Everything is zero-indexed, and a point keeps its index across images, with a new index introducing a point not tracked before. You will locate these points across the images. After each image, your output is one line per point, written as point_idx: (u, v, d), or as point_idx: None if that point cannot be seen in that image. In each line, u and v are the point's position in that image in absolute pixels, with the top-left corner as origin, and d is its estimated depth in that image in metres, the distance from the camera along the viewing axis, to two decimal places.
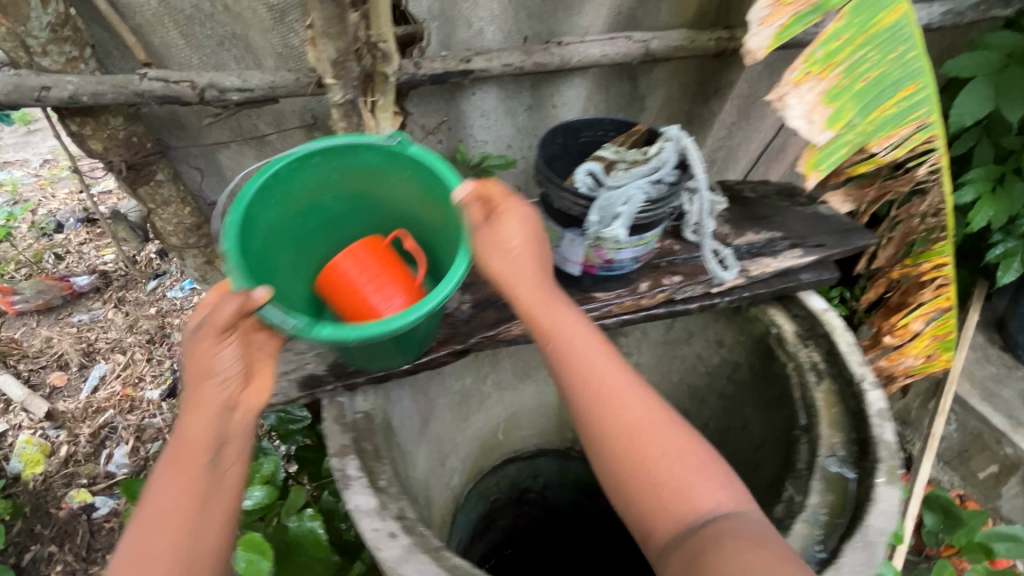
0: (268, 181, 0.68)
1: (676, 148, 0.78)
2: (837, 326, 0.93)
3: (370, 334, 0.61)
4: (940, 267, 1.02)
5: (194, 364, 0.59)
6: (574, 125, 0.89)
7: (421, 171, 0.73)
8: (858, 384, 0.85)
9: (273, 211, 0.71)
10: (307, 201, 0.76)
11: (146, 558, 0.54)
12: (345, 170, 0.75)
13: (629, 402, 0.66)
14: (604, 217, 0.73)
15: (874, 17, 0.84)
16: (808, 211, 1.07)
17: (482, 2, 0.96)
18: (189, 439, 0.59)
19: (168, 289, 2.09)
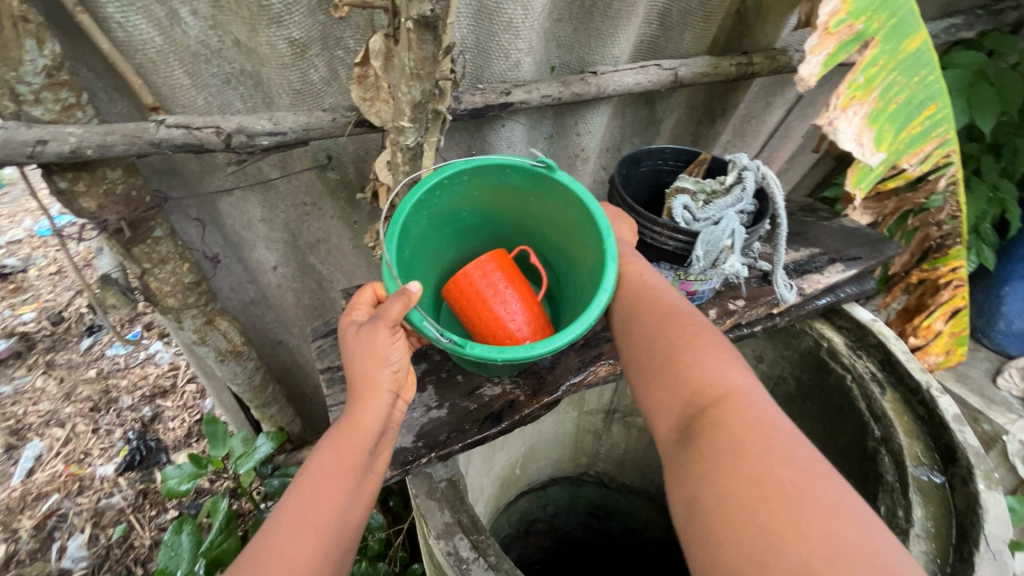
0: (424, 193, 0.69)
1: (756, 177, 0.78)
2: (889, 334, 0.96)
3: (522, 356, 0.59)
4: (956, 269, 1.10)
5: (369, 353, 0.61)
6: (636, 155, 0.88)
7: (563, 198, 0.72)
8: (926, 391, 0.87)
9: (423, 219, 0.72)
10: (451, 211, 0.77)
11: (304, 528, 0.53)
12: (488, 186, 0.76)
13: (659, 309, 0.67)
14: (710, 253, 0.75)
15: (902, 44, 0.88)
16: (835, 225, 1.12)
17: (523, 34, 0.91)
18: (354, 418, 0.60)
19: (107, 346, 1.87)
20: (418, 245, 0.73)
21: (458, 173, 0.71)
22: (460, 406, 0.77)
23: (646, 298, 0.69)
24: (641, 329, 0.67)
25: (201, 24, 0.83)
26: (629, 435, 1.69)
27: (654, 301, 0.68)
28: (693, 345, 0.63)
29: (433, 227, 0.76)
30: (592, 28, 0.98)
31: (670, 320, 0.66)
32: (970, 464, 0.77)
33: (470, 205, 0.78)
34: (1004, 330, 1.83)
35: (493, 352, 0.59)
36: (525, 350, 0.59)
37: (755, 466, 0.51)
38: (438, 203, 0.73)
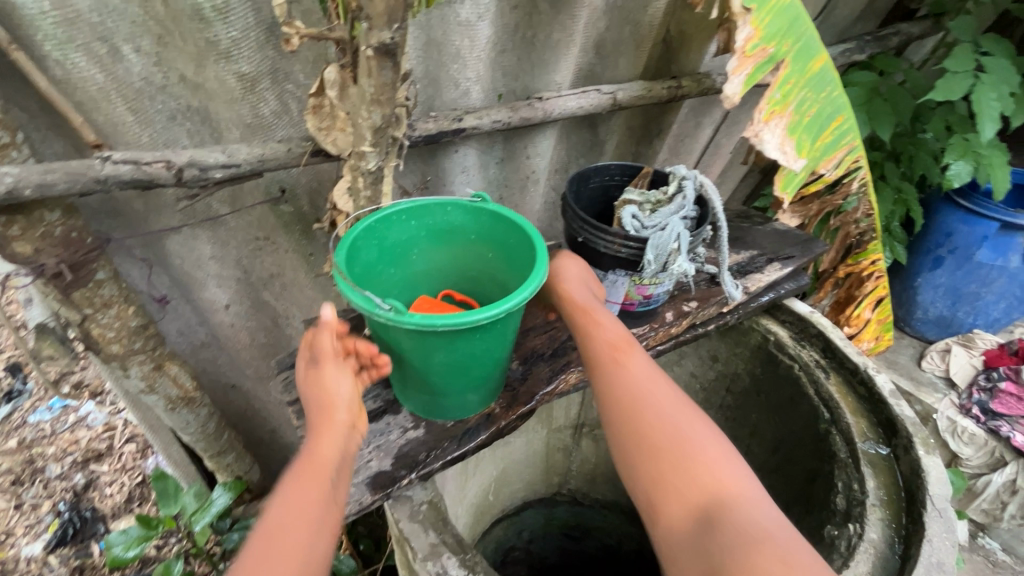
0: (375, 221, 0.70)
1: (695, 185, 0.85)
2: (826, 324, 1.05)
3: (464, 320, 0.58)
4: (875, 262, 1.20)
5: (318, 394, 0.63)
6: (586, 172, 0.93)
7: (498, 231, 0.74)
8: (864, 371, 0.95)
9: (372, 253, 0.72)
10: (396, 255, 0.76)
11: (272, 561, 0.50)
12: (432, 229, 0.77)
13: (660, 394, 0.69)
14: (659, 256, 0.79)
15: (807, 64, 1.00)
16: (768, 228, 1.21)
17: (470, 63, 0.97)
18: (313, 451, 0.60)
19: (29, 413, 1.71)
20: (366, 278, 0.72)
21: (404, 211, 0.73)
22: (437, 424, 0.76)
23: (647, 381, 0.71)
24: (640, 410, 0.68)
25: (145, 61, 0.82)
26: (598, 450, 1.70)
27: (650, 384, 0.70)
28: (690, 430, 0.66)
29: (383, 269, 0.75)
30: (534, 57, 1.04)
31: (664, 401, 0.68)
32: (909, 433, 0.85)
33: (417, 250, 0.78)
34: (922, 317, 2.02)
35: (426, 320, 0.58)
36: (472, 314, 0.59)
37: (786, 560, 0.53)
38: (386, 240, 0.73)
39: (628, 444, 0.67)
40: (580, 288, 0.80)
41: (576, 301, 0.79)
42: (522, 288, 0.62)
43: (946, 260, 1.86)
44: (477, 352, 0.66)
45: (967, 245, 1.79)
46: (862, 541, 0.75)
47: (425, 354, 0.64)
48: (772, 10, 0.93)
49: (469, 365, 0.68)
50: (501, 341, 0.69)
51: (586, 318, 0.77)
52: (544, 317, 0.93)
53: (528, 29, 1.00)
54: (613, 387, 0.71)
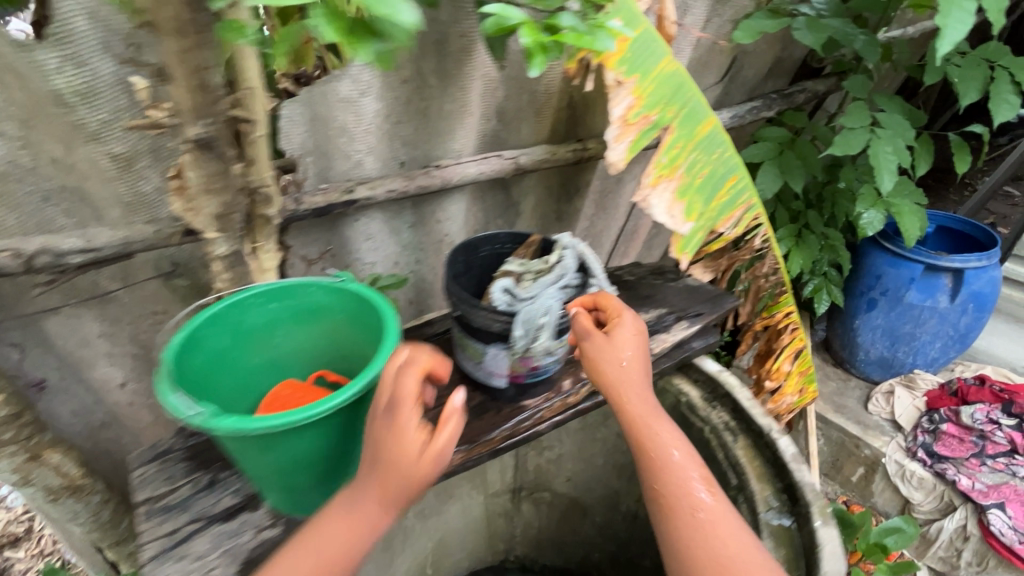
0: (223, 307, 0.67)
1: (575, 254, 0.85)
2: (734, 382, 1.03)
3: (284, 423, 0.55)
4: (789, 314, 1.20)
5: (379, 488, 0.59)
6: (474, 242, 0.91)
7: (361, 312, 0.71)
8: (768, 434, 0.93)
9: (224, 340, 0.68)
10: (256, 339, 0.72)
11: None
12: (297, 309, 0.73)
13: (726, 538, 0.64)
14: (529, 330, 0.77)
15: (694, 129, 1.02)
16: (681, 284, 1.21)
17: (358, 136, 0.97)
18: (340, 543, 0.59)
19: None
20: (215, 368, 0.68)
21: (260, 294, 0.69)
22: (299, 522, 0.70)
23: (710, 524, 0.65)
24: (705, 554, 0.63)
25: (9, 144, 0.79)
26: (540, 515, 1.62)
27: (718, 521, 0.65)
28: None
29: (240, 355, 0.71)
30: (430, 127, 1.05)
31: (730, 542, 0.64)
32: (808, 502, 0.82)
33: (283, 332, 0.75)
34: (865, 358, 2.02)
35: (239, 423, 0.53)
36: (297, 414, 0.56)
37: None
38: (241, 325, 0.70)
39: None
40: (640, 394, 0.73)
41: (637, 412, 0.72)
42: (358, 381, 0.60)
43: (879, 303, 1.88)
44: (316, 447, 0.62)
45: (897, 288, 1.82)
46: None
47: (255, 455, 0.60)
48: (653, 80, 0.96)
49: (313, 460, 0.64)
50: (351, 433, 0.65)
51: (648, 440, 0.71)
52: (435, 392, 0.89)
53: (420, 101, 1.01)
54: (676, 526, 0.66)
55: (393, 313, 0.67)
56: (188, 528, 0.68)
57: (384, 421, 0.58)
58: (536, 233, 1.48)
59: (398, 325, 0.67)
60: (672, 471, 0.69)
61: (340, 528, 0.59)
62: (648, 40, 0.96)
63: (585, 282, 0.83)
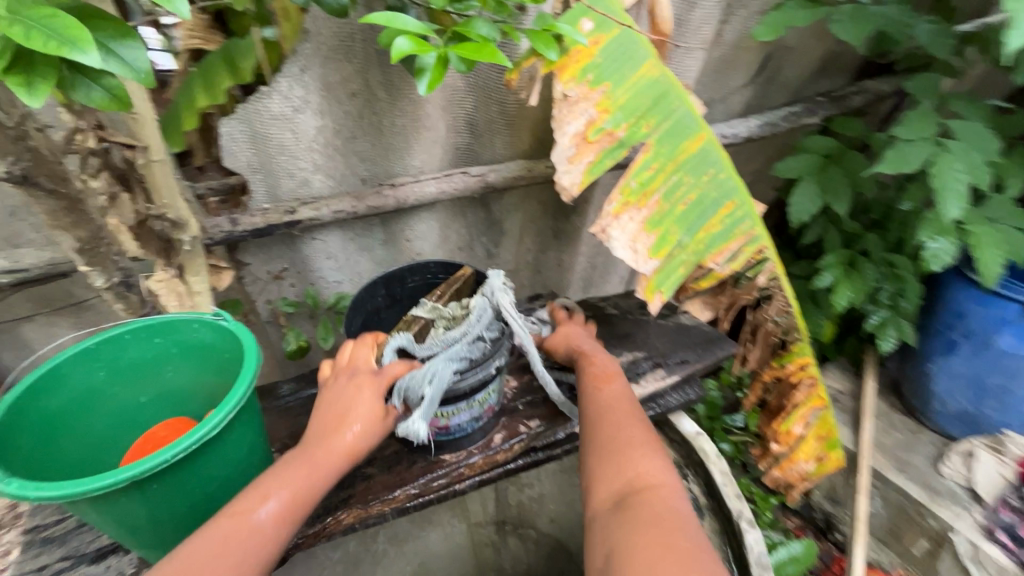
0: (94, 343, 0.64)
1: (490, 303, 0.70)
2: (709, 451, 0.85)
3: (73, 491, 0.50)
4: (803, 367, 1.00)
5: (325, 426, 0.63)
6: (401, 272, 0.84)
7: (237, 357, 0.66)
8: (736, 524, 0.78)
9: (99, 374, 0.66)
10: (143, 374, 0.69)
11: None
12: (185, 345, 0.69)
13: (623, 407, 0.69)
14: (411, 400, 0.66)
15: (679, 146, 0.84)
16: (670, 323, 1.05)
17: (300, 154, 0.93)
18: (252, 522, 0.53)
19: None
20: (85, 403, 0.65)
21: (139, 329, 0.66)
22: None
23: (617, 402, 0.70)
24: (600, 407, 0.68)
25: None
26: None
27: (626, 403, 0.69)
28: (636, 429, 0.65)
29: (121, 389, 0.68)
30: (385, 142, 0.98)
31: (632, 420, 0.67)
32: None
33: (173, 368, 0.71)
34: (941, 411, 1.68)
35: (26, 490, 0.50)
36: (90, 483, 0.51)
37: (674, 535, 0.52)
38: (120, 361, 0.67)
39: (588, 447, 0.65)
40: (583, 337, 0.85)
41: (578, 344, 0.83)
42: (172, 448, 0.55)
43: (961, 346, 1.55)
44: (143, 512, 0.58)
45: (984, 330, 1.48)
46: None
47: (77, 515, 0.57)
48: (627, 89, 0.82)
49: (144, 521, 0.59)
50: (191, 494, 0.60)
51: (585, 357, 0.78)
52: None
53: (374, 116, 0.94)
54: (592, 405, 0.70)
55: (253, 369, 0.61)
56: (56, 566, 0.66)
57: (363, 383, 0.65)
58: (531, 250, 1.36)
59: (253, 382, 0.61)
60: (593, 374, 0.75)
61: (263, 502, 0.55)
62: (627, 41, 0.82)
63: (501, 338, 0.71)
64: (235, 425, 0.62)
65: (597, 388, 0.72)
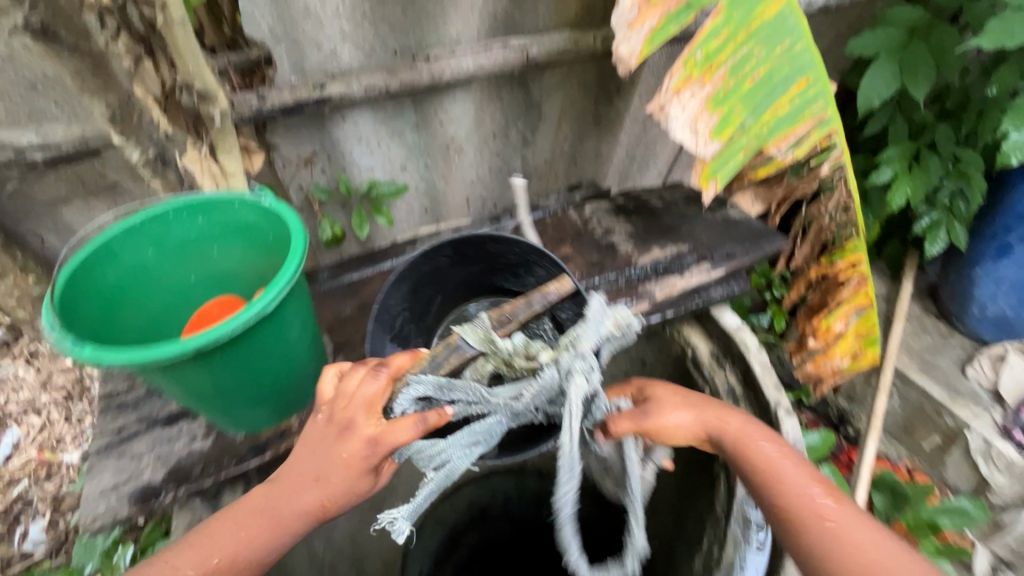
0: (140, 220, 0.62)
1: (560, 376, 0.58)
2: (750, 345, 0.83)
3: (143, 359, 0.52)
4: (854, 265, 0.94)
5: (293, 477, 0.58)
6: (479, 239, 0.79)
7: (282, 236, 0.64)
8: (773, 413, 0.77)
9: (147, 252, 0.65)
10: (189, 252, 0.69)
11: None
12: (229, 226, 0.68)
13: (869, 550, 0.54)
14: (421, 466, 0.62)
15: (755, 10, 0.73)
16: (718, 216, 1.00)
17: (326, 20, 0.84)
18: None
19: None
20: (139, 280, 0.66)
21: (182, 207, 0.64)
22: (226, 437, 0.70)
23: (861, 545, 0.54)
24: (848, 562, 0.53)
25: None
26: None
27: (862, 529, 0.55)
28: (901, 570, 0.52)
29: (169, 267, 0.68)
30: (418, 7, 0.88)
31: (882, 554, 0.53)
32: None
33: (218, 248, 0.70)
34: (978, 316, 1.59)
35: (99, 354, 0.51)
36: (156, 350, 0.52)
37: None
38: (167, 239, 0.66)
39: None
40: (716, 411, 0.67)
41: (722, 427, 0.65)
42: (233, 321, 0.55)
43: (1014, 250, 1.41)
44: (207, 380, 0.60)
45: None
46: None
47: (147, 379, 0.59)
48: None
49: (211, 390, 0.62)
50: (254, 366, 0.63)
51: (746, 454, 0.62)
52: None
53: None
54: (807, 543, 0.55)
55: (300, 247, 0.60)
56: (133, 428, 0.71)
57: (339, 436, 0.57)
58: (570, 139, 1.27)
59: (302, 262, 0.60)
60: (796, 514, 0.57)
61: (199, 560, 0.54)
62: None
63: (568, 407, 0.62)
64: (287, 302, 0.62)
65: (824, 540, 0.55)
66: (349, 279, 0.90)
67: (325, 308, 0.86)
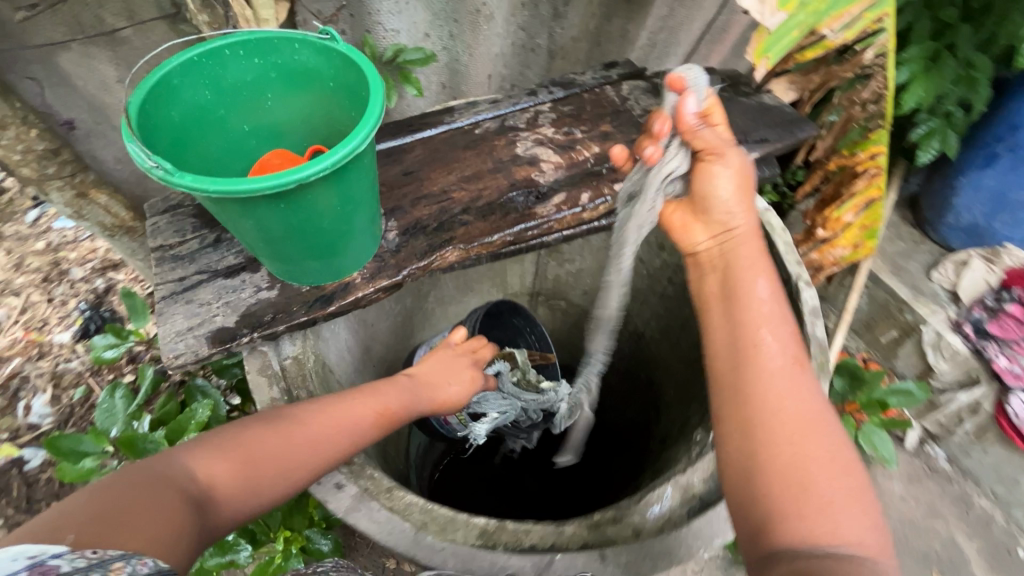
0: (197, 54, 0.59)
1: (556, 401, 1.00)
2: (775, 225, 0.88)
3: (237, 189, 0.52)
4: (874, 156, 1.00)
5: (432, 375, 0.81)
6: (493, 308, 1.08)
7: (351, 80, 0.62)
8: (793, 283, 0.83)
9: (205, 92, 0.62)
10: (245, 97, 0.66)
11: (305, 423, 0.60)
12: (286, 70, 0.65)
13: (793, 391, 0.56)
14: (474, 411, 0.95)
15: None
16: (753, 101, 1.01)
17: None
18: (369, 412, 0.67)
19: (54, 220, 1.58)
20: (200, 123, 0.64)
21: (239, 44, 0.61)
22: (292, 289, 0.73)
23: (783, 382, 0.57)
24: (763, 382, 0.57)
25: None
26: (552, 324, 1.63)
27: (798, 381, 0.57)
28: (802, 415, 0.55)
29: (226, 114, 0.66)
30: None
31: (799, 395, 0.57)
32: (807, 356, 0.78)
33: (274, 96, 0.67)
34: (950, 223, 1.54)
35: (199, 182, 0.51)
36: (250, 184, 0.53)
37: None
38: (223, 80, 0.63)
39: (750, 447, 0.55)
40: (740, 240, 0.66)
41: (736, 255, 0.66)
42: (321, 160, 0.55)
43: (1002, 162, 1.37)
44: (290, 221, 0.61)
45: None
46: (678, 480, 0.71)
47: (231, 219, 0.60)
48: None
49: (290, 232, 0.63)
50: (330, 211, 0.63)
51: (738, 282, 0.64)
52: (441, 186, 0.84)
53: None
54: (749, 368, 0.58)
55: (379, 88, 0.58)
56: (195, 278, 0.72)
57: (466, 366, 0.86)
58: (597, 16, 1.20)
59: (383, 101, 0.59)
60: (748, 329, 0.60)
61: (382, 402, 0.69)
62: None
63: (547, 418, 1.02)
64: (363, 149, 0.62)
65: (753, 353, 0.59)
66: (388, 145, 0.88)
67: None
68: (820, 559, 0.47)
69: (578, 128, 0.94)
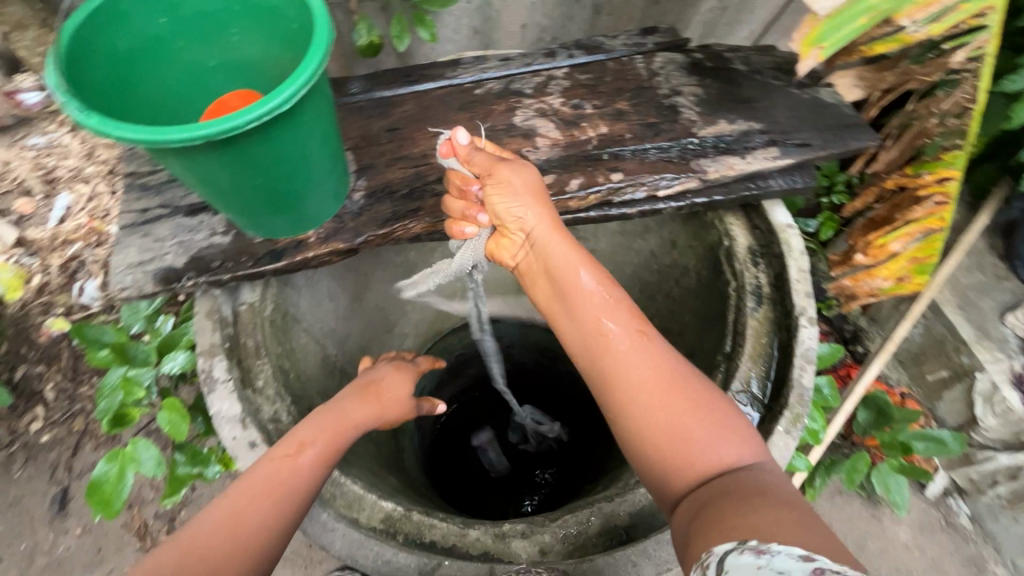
0: None
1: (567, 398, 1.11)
2: (794, 247, 0.77)
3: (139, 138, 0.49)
4: (943, 180, 0.83)
5: (363, 392, 0.68)
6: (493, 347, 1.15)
7: (307, 25, 0.56)
8: (795, 318, 0.73)
9: (161, 22, 0.59)
10: (209, 31, 0.62)
11: (220, 529, 0.52)
12: (250, 5, 0.60)
13: (637, 362, 0.57)
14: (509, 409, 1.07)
15: None
16: (806, 95, 0.86)
17: None
18: (295, 466, 0.58)
19: None
20: (156, 55, 0.61)
21: None
22: (246, 238, 0.71)
23: (627, 353, 0.57)
24: (610, 369, 0.57)
25: None
26: None
27: (640, 346, 0.58)
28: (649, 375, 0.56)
29: (188, 46, 0.62)
30: None
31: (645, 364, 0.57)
32: (784, 404, 0.69)
33: (239, 32, 0.62)
34: None
35: (104, 124, 0.48)
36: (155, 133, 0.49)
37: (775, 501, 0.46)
38: (182, 10, 0.59)
39: (625, 429, 0.56)
40: (544, 238, 0.62)
41: (546, 257, 0.63)
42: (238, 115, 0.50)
43: None
44: (223, 175, 0.57)
45: None
46: (603, 507, 0.66)
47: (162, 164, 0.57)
48: None
49: (226, 185, 0.59)
50: (270, 168, 0.59)
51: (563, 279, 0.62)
52: (423, 149, 0.78)
53: None
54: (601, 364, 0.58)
55: (323, 45, 0.52)
56: (156, 212, 0.72)
57: (400, 372, 0.72)
58: None
59: (323, 55, 0.52)
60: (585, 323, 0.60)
61: (304, 450, 0.59)
62: None
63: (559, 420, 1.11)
64: (303, 106, 0.56)
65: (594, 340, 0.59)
66: (382, 95, 0.83)
67: (352, 124, 0.80)
68: (722, 483, 0.49)
69: (590, 102, 0.84)
